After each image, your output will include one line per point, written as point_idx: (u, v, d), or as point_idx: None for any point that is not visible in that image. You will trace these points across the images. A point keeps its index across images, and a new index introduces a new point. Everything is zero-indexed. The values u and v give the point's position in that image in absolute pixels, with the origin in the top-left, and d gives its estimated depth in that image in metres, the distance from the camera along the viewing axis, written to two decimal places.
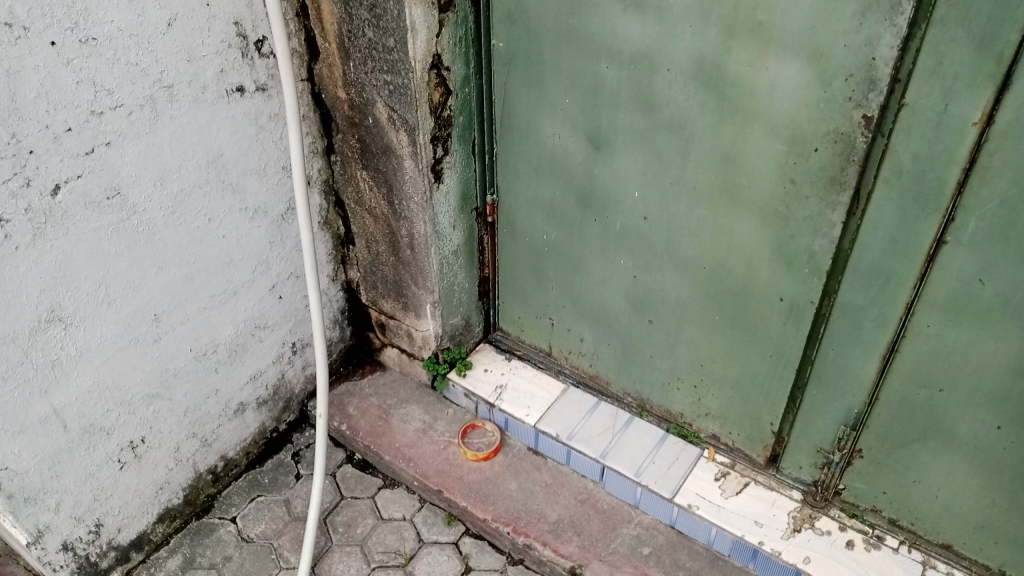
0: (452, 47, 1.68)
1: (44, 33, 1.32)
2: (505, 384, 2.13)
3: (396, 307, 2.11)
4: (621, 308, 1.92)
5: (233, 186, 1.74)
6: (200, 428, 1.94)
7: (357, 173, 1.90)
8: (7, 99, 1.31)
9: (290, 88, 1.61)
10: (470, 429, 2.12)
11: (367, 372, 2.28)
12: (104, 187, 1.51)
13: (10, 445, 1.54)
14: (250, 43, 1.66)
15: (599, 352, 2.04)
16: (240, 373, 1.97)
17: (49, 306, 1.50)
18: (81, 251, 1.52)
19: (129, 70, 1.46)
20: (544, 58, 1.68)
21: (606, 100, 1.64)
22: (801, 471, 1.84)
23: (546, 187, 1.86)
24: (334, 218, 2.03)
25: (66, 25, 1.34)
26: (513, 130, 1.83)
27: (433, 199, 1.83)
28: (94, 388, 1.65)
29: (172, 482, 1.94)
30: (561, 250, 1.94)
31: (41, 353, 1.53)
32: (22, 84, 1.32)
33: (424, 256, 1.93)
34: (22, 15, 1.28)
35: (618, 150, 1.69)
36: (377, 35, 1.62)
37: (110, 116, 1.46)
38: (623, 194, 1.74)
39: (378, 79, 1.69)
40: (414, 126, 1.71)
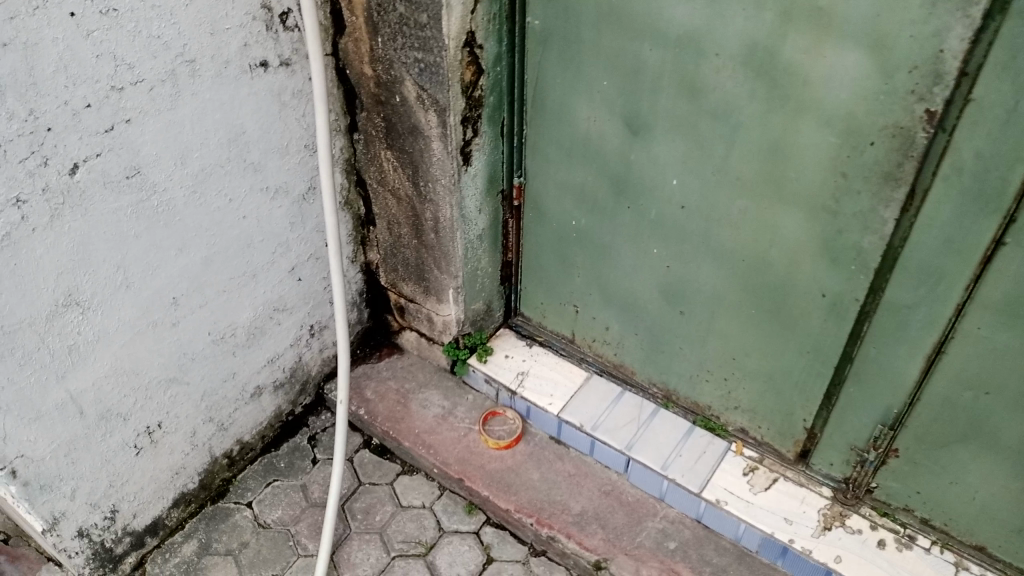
0: (486, 24, 1.60)
1: (63, 3, 1.24)
2: (526, 371, 2.08)
3: (417, 291, 2.05)
4: (651, 297, 1.87)
5: (255, 165, 1.67)
6: (217, 412, 1.89)
7: (381, 153, 1.83)
8: (25, 73, 1.24)
9: (318, 65, 1.54)
10: (491, 416, 2.07)
11: (384, 355, 2.22)
12: (123, 166, 1.44)
13: (26, 432, 1.49)
14: (275, 15, 1.57)
15: (625, 341, 1.99)
16: (257, 357, 1.92)
17: (67, 290, 1.44)
18: (100, 233, 1.45)
19: (150, 43, 1.39)
20: (582, 38, 1.60)
21: (648, 83, 1.57)
22: (831, 468, 1.80)
23: (578, 172, 1.80)
24: (355, 198, 1.97)
25: None
26: (546, 111, 1.76)
27: (461, 183, 1.77)
28: (111, 373, 1.60)
29: (188, 467, 1.89)
30: (591, 236, 1.88)
31: (58, 338, 1.47)
32: (40, 58, 1.25)
33: (448, 239, 1.87)
34: None
35: (657, 136, 1.62)
36: (409, 10, 1.54)
37: (131, 92, 1.39)
38: (659, 181, 1.68)
39: (407, 56, 1.61)
40: (445, 107, 1.64)
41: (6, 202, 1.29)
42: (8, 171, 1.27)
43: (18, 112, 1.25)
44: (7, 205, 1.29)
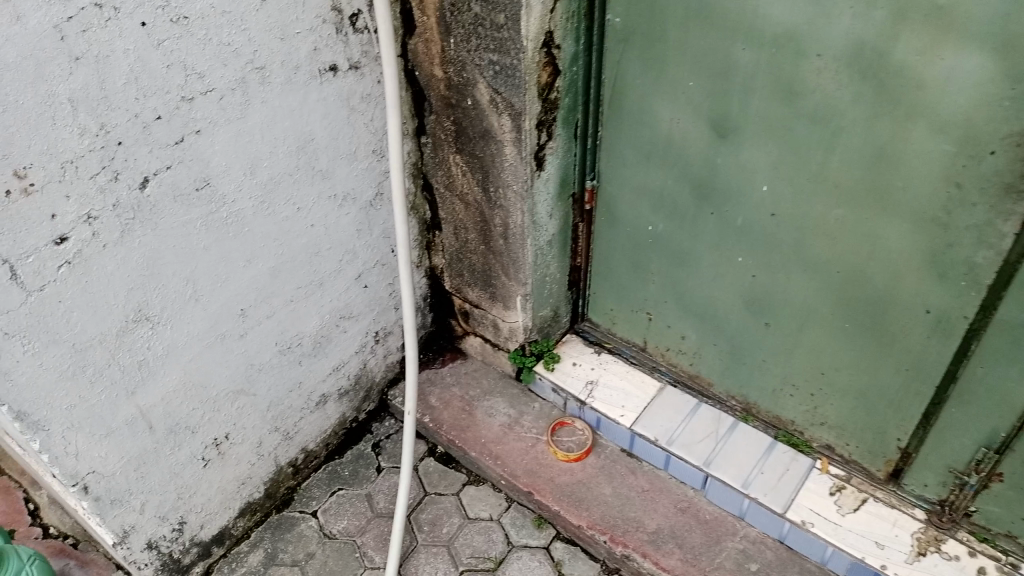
0: (564, 23, 1.52)
1: (135, 13, 1.19)
2: (596, 380, 2.02)
3: (483, 297, 1.99)
4: (732, 307, 1.78)
5: (323, 172, 1.62)
6: (283, 422, 1.85)
7: (449, 157, 1.77)
8: (96, 87, 1.19)
9: (392, 69, 1.47)
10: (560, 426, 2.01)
11: (447, 360, 2.17)
12: (193, 178, 1.39)
13: (96, 448, 1.46)
14: (345, 18, 1.51)
15: (702, 351, 1.91)
16: (323, 365, 1.88)
17: (137, 306, 1.40)
18: (170, 247, 1.41)
19: (221, 51, 1.33)
20: (667, 37, 1.51)
21: (738, 85, 1.47)
22: (925, 489, 1.70)
23: (656, 176, 1.71)
24: (421, 203, 1.91)
25: (158, 4, 1.22)
26: (624, 113, 1.68)
27: (534, 188, 1.69)
28: (180, 387, 1.56)
29: (254, 476, 1.86)
30: (668, 242, 1.79)
31: (129, 353, 1.44)
32: (112, 71, 1.20)
33: (518, 246, 1.80)
34: None
35: (747, 140, 1.53)
36: (485, 10, 1.47)
37: (201, 102, 1.34)
38: (746, 188, 1.59)
39: (481, 58, 1.54)
40: (520, 111, 1.56)
41: (78, 219, 1.25)
42: (79, 188, 1.23)
43: (90, 127, 1.21)
44: (78, 222, 1.26)
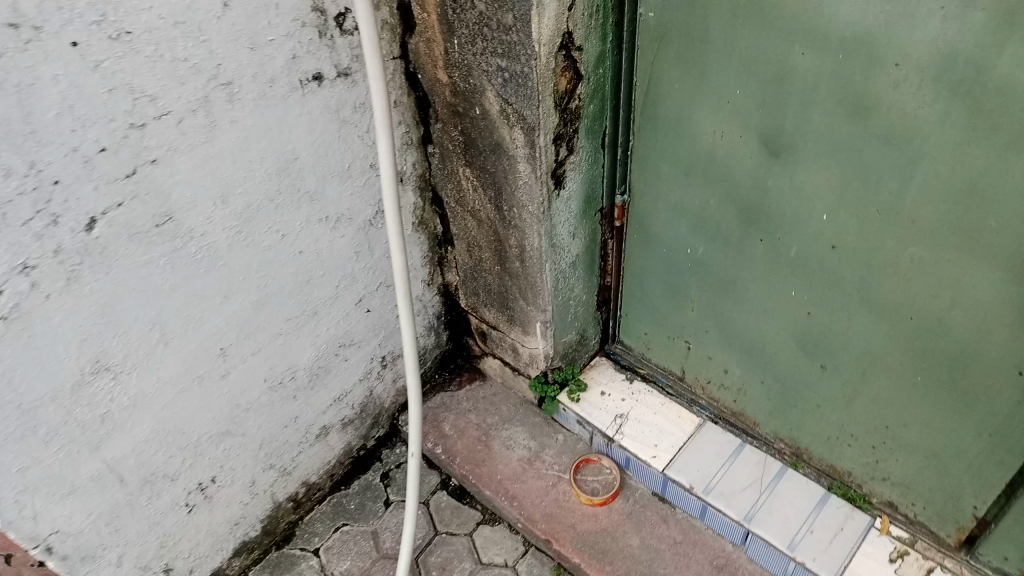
0: (587, 20, 1.27)
1: (62, 31, 1.00)
2: (626, 414, 1.81)
3: (500, 319, 1.78)
4: (782, 344, 1.54)
5: (311, 194, 1.42)
6: (279, 458, 1.70)
7: (459, 169, 1.55)
8: (20, 120, 1.00)
9: (378, 80, 1.21)
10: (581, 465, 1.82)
11: (465, 383, 1.98)
12: (152, 214, 1.21)
13: (59, 508, 1.32)
14: (330, 19, 1.29)
15: (747, 387, 1.68)
16: (322, 397, 1.71)
17: (93, 357, 1.24)
18: (129, 291, 1.24)
19: (176, 68, 1.13)
20: (710, 36, 1.25)
21: (796, 97, 1.22)
22: (1005, 563, 1.46)
23: (696, 195, 1.47)
24: (430, 216, 1.69)
25: (92, 19, 1.02)
26: (659, 121, 1.43)
27: (552, 209, 1.47)
28: (153, 436, 1.41)
29: (248, 516, 1.72)
30: (709, 268, 1.55)
31: (89, 408, 1.28)
32: (38, 101, 1.01)
33: (536, 271, 1.58)
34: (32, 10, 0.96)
35: (805, 161, 1.27)
36: (490, 8, 1.23)
37: (154, 128, 1.15)
38: (802, 215, 1.34)
39: (488, 63, 1.30)
40: (534, 125, 1.33)
41: (11, 271, 1.08)
42: (9, 237, 1.06)
43: (17, 167, 1.03)
44: (12, 274, 1.09)
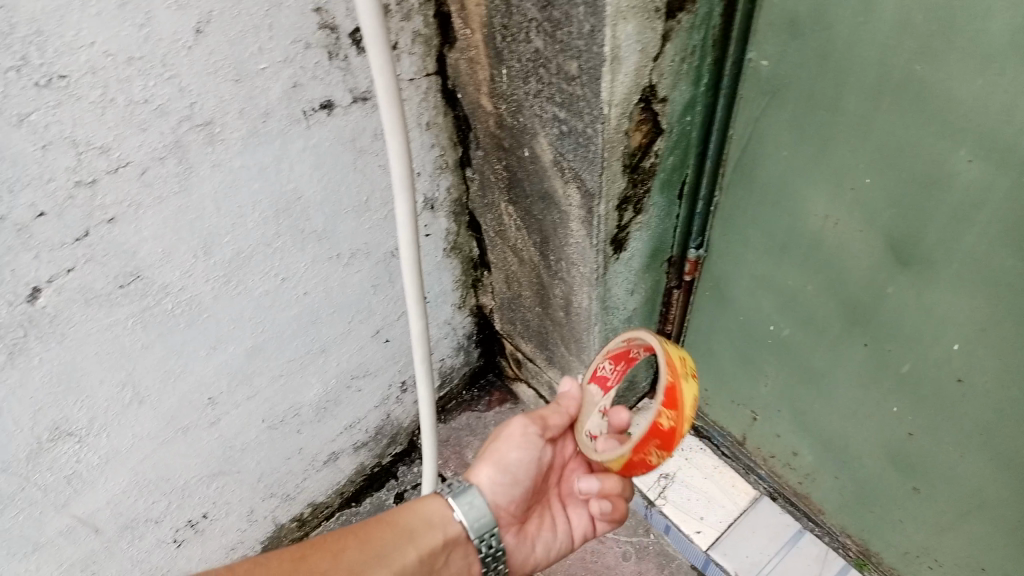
0: (676, 66, 0.96)
1: (10, 92, 0.78)
2: (672, 475, 1.62)
3: (537, 354, 1.57)
4: (870, 453, 1.28)
5: (319, 234, 1.19)
6: (280, 487, 1.56)
7: (501, 205, 1.31)
8: None
9: (398, 147, 0.96)
10: (638, 467, 1.04)
11: (494, 403, 1.80)
12: (113, 275, 0.99)
13: (23, 564, 1.20)
14: (343, 36, 1.02)
15: (819, 476, 1.43)
16: (330, 427, 1.55)
17: (52, 424, 1.07)
18: (91, 355, 1.05)
19: (134, 112, 0.88)
20: (844, 110, 0.93)
21: (944, 212, 0.91)
22: None
23: (794, 279, 1.18)
24: (465, 241, 1.47)
25: (29, 77, 0.78)
26: (756, 184, 1.13)
27: (608, 274, 1.19)
28: (132, 486, 1.26)
29: (247, 540, 1.60)
30: (795, 352, 1.28)
31: (49, 472, 1.12)
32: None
33: (581, 327, 1.33)
34: None
35: (940, 279, 0.97)
36: (550, 47, 0.94)
37: (108, 183, 0.91)
38: (924, 338, 1.05)
39: (543, 108, 1.02)
40: (593, 191, 1.04)
41: None
42: None
43: None
44: None
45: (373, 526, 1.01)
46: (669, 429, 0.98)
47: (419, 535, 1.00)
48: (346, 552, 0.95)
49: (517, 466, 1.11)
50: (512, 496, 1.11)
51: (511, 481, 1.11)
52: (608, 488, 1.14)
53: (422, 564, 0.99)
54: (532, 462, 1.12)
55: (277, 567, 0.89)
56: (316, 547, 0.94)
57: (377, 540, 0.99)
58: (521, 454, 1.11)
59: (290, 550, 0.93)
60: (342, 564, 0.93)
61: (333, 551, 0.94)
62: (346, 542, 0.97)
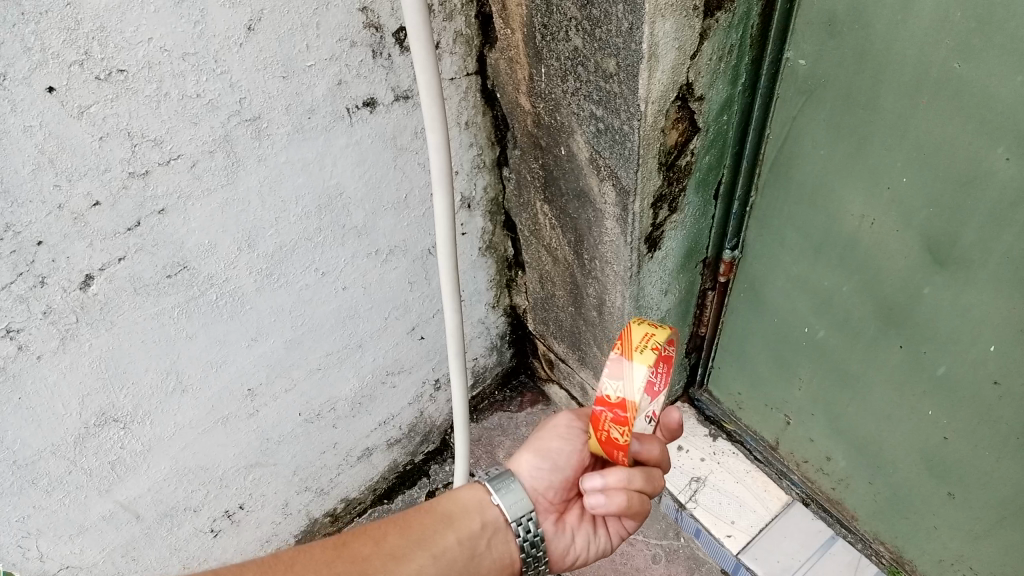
0: (713, 65, 0.97)
1: (71, 83, 0.81)
2: (703, 478, 1.61)
3: (569, 355, 1.58)
4: (904, 457, 1.26)
5: (359, 229, 1.22)
6: (315, 481, 1.58)
7: (537, 204, 1.32)
8: (9, 169, 0.82)
9: (437, 142, 0.99)
10: (615, 448, 1.02)
11: (526, 404, 1.81)
12: (162, 264, 1.03)
13: (67, 546, 1.23)
14: (387, 35, 1.05)
15: (852, 481, 1.42)
16: (365, 423, 1.57)
17: (98, 410, 1.10)
18: (138, 343, 1.08)
19: (186, 105, 0.91)
20: (882, 108, 0.94)
21: (982, 211, 0.90)
22: None
23: (829, 280, 1.18)
24: (501, 240, 1.49)
25: (90, 69, 0.82)
26: (792, 184, 1.13)
27: (642, 273, 1.20)
28: (172, 475, 1.29)
29: (281, 533, 1.62)
30: (829, 354, 1.28)
31: (95, 457, 1.15)
32: (47, 147, 0.83)
33: (614, 326, 1.34)
34: (28, 45, 0.77)
35: (978, 279, 0.97)
36: (588, 46, 0.96)
37: (159, 174, 0.94)
38: (961, 340, 1.04)
39: (580, 106, 1.04)
40: (628, 188, 1.06)
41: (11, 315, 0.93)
42: (25, 278, 0.91)
43: (37, 207, 0.87)
44: (30, 306, 0.94)
45: (412, 513, 1.03)
46: (619, 401, 0.98)
47: (458, 519, 1.03)
48: (388, 538, 0.97)
49: (557, 455, 1.13)
50: (550, 483, 1.13)
51: (552, 470, 1.13)
52: (614, 484, 1.06)
53: (463, 546, 1.01)
54: (575, 455, 1.13)
55: (321, 553, 0.91)
56: (358, 534, 0.96)
57: (417, 526, 1.01)
58: (563, 445, 1.13)
59: (332, 539, 0.95)
60: (386, 547, 0.95)
61: (374, 537, 0.96)
62: (386, 528, 0.98)
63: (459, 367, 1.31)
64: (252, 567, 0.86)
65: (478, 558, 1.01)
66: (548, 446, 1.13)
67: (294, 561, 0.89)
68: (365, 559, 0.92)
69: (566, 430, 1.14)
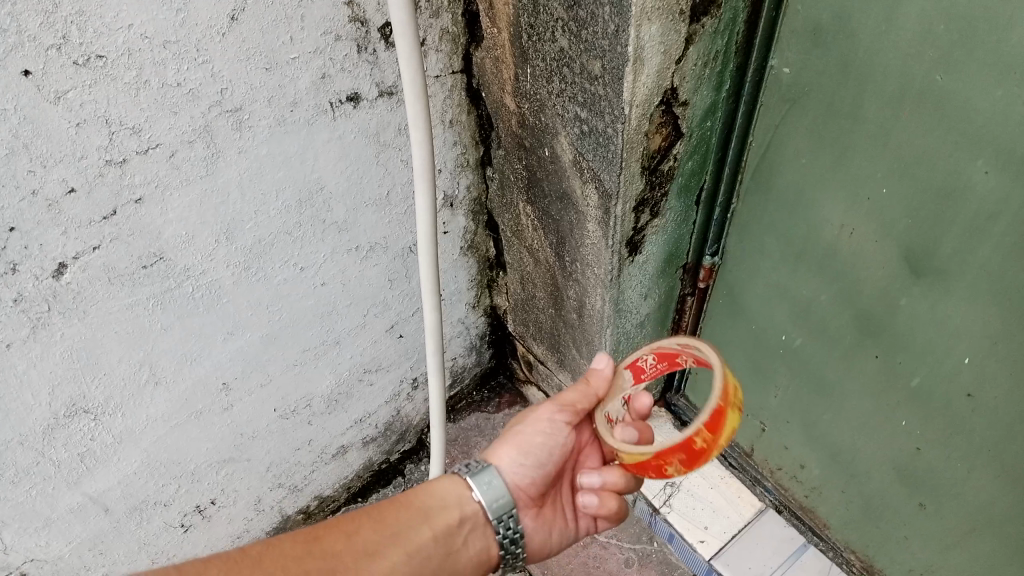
0: (698, 71, 0.97)
1: (48, 68, 0.80)
2: (678, 483, 1.61)
3: (548, 357, 1.58)
4: (877, 466, 1.27)
5: (339, 225, 1.21)
6: (288, 477, 1.57)
7: (519, 205, 1.32)
8: None
9: (421, 139, 0.98)
10: (649, 469, 0.98)
11: (504, 405, 1.81)
12: (137, 255, 1.01)
13: (32, 539, 1.21)
14: (373, 30, 1.04)
15: (825, 489, 1.43)
16: (341, 421, 1.56)
17: (68, 401, 1.08)
18: (111, 334, 1.06)
19: (166, 94, 0.90)
20: (864, 119, 0.95)
21: (960, 223, 0.91)
22: None
23: (808, 288, 1.19)
24: (483, 240, 1.48)
25: (68, 54, 0.81)
26: (773, 192, 1.14)
27: (622, 277, 1.20)
28: (143, 468, 1.28)
29: (253, 529, 1.61)
30: (806, 362, 1.29)
31: (64, 448, 1.14)
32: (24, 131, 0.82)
33: (593, 329, 1.34)
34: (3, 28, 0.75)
35: (953, 290, 0.98)
36: (574, 47, 0.96)
37: (137, 163, 0.93)
38: (936, 351, 1.05)
39: (565, 107, 1.04)
40: (611, 191, 1.06)
41: None
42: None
43: (9, 192, 0.85)
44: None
45: (388, 505, 1.01)
46: (701, 448, 0.93)
47: (434, 515, 1.01)
48: (363, 532, 0.95)
49: (539, 449, 1.10)
50: (531, 478, 1.10)
51: (533, 466, 1.10)
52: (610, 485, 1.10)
53: (439, 543, 0.99)
54: (558, 450, 1.12)
55: (292, 548, 0.89)
56: (332, 527, 0.94)
57: (393, 520, 0.99)
58: (545, 439, 1.11)
59: (304, 532, 0.93)
60: (360, 542, 0.93)
61: (350, 531, 0.94)
62: (362, 522, 0.96)
63: (437, 367, 1.30)
64: (217, 567, 0.84)
65: (453, 556, 1.00)
66: (530, 440, 1.10)
67: (265, 556, 0.87)
68: (339, 554, 0.90)
69: (550, 425, 1.12)
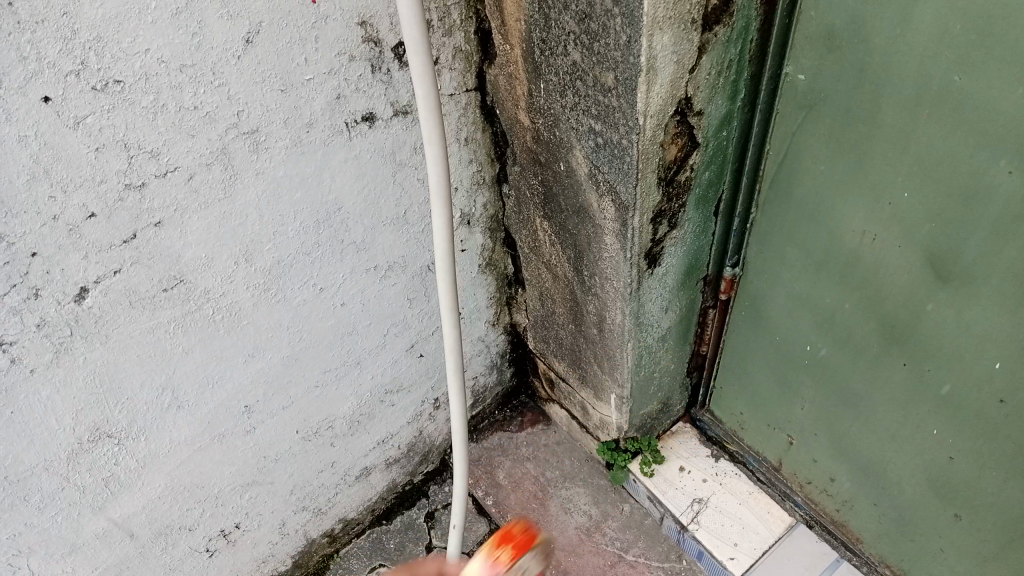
0: (712, 80, 0.96)
1: (67, 95, 0.81)
2: (705, 499, 1.58)
3: (570, 374, 1.57)
4: (909, 478, 1.24)
5: (358, 245, 1.22)
6: (312, 500, 1.56)
7: (536, 220, 1.32)
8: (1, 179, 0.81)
9: (436, 155, 0.98)
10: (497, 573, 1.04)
11: (526, 424, 1.80)
12: (157, 279, 1.02)
13: (59, 565, 1.21)
14: (387, 50, 1.05)
15: (856, 502, 1.40)
16: (363, 442, 1.56)
17: (93, 426, 1.09)
18: (133, 358, 1.07)
19: (184, 118, 0.91)
20: (882, 123, 0.93)
21: (985, 225, 0.90)
22: None
23: (830, 297, 1.17)
24: (500, 258, 1.48)
25: (84, 79, 0.82)
26: (792, 200, 1.13)
27: (641, 289, 1.19)
28: (168, 491, 1.28)
29: (277, 554, 1.59)
30: (831, 373, 1.27)
31: (89, 473, 1.14)
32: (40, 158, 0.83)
33: (614, 344, 1.33)
34: (21, 56, 0.77)
35: (981, 294, 0.95)
36: (587, 61, 0.96)
37: (156, 187, 0.94)
38: (965, 357, 1.03)
39: (579, 120, 1.04)
40: (628, 203, 1.05)
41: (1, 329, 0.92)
42: (16, 290, 0.90)
43: (28, 219, 0.86)
44: (21, 318, 0.93)
45: None
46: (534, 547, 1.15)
47: None
48: None
49: None
50: None
51: None
52: None
53: None
54: None
55: None
56: None
57: None
58: None
59: None
60: None
61: None
62: None
63: (458, 385, 1.30)
64: None
65: None
66: None
67: None
68: None
69: None
